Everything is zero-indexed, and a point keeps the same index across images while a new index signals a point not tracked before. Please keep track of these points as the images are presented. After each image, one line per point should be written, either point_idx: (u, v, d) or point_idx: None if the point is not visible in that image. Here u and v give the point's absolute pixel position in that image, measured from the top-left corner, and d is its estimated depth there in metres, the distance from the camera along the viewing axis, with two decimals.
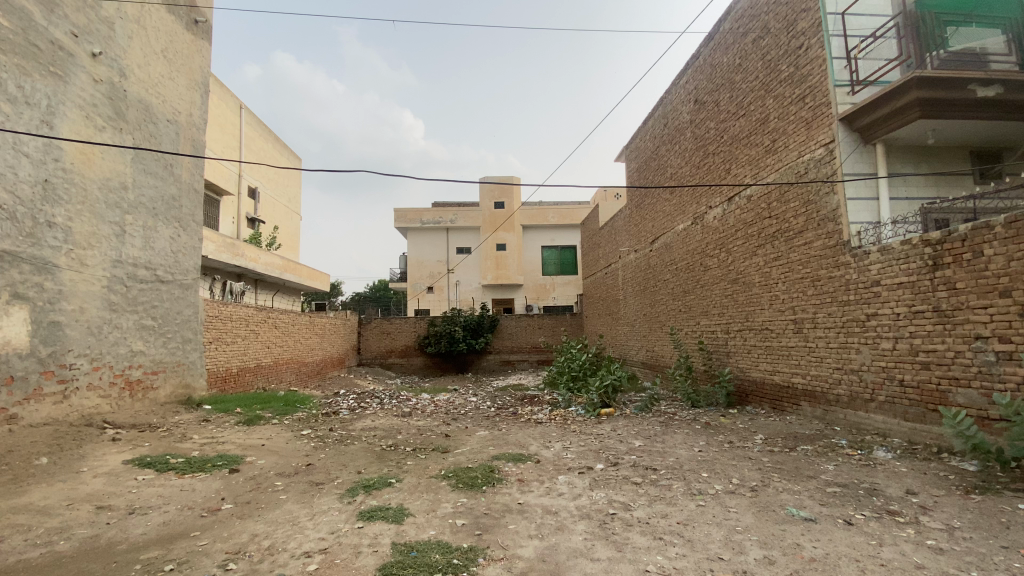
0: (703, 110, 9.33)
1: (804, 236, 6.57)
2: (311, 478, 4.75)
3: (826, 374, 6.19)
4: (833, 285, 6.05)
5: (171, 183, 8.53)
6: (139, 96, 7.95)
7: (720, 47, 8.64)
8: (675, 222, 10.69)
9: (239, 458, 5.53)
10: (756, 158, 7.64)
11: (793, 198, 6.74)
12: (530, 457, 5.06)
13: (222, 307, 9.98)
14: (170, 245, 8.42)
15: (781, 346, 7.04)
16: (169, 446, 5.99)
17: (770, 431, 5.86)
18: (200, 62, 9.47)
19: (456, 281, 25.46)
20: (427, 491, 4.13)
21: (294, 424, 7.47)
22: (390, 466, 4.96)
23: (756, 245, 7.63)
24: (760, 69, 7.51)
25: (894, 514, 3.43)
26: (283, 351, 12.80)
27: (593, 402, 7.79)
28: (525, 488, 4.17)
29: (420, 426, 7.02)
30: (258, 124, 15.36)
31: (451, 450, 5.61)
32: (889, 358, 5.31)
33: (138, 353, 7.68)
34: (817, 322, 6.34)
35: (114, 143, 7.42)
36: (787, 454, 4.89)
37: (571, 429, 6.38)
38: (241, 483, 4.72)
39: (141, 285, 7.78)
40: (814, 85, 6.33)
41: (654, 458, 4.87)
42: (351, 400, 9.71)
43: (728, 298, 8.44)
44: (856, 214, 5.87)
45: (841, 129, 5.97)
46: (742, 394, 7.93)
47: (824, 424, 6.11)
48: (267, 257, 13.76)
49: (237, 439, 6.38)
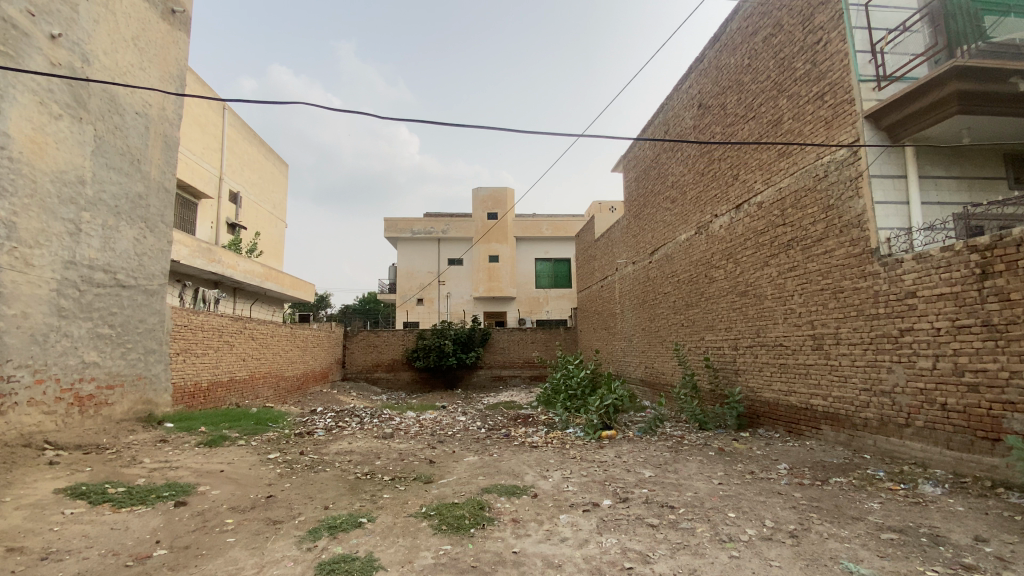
0: (708, 115, 8.86)
1: (823, 244, 6.04)
2: (268, 514, 4.04)
3: (851, 396, 5.62)
4: (859, 298, 5.51)
5: (137, 180, 7.89)
6: (103, 85, 7.34)
7: (727, 48, 8.23)
8: (677, 232, 10.18)
9: (190, 488, 4.79)
10: (769, 162, 7.14)
11: (812, 203, 6.23)
12: (526, 490, 4.38)
13: (192, 316, 9.26)
14: (134, 247, 7.73)
15: (798, 365, 6.47)
16: (113, 472, 5.24)
17: (794, 459, 5.25)
18: (176, 53, 8.89)
19: (447, 293, 24.80)
20: (403, 535, 3.45)
21: (262, 445, 6.72)
22: (363, 500, 4.26)
23: (768, 255, 7.11)
24: (772, 69, 7.07)
25: (971, 569, 2.82)
26: (259, 364, 12.01)
27: (593, 423, 7.12)
28: (520, 531, 3.51)
29: (402, 450, 6.32)
30: (240, 125, 14.75)
31: (436, 479, 4.91)
32: (927, 379, 4.75)
33: (91, 365, 6.93)
34: (840, 338, 5.78)
35: (71, 133, 6.78)
36: (821, 488, 4.25)
37: (570, 455, 5.74)
38: (184, 520, 3.99)
39: (99, 289, 7.07)
40: (834, 81, 5.88)
41: (669, 491, 4.23)
42: (329, 418, 8.94)
43: (737, 312, 7.88)
44: (885, 219, 5.34)
45: (867, 126, 5.47)
46: (753, 416, 7.33)
47: (850, 451, 5.51)
48: (247, 264, 13.05)
49: (193, 464, 5.64)
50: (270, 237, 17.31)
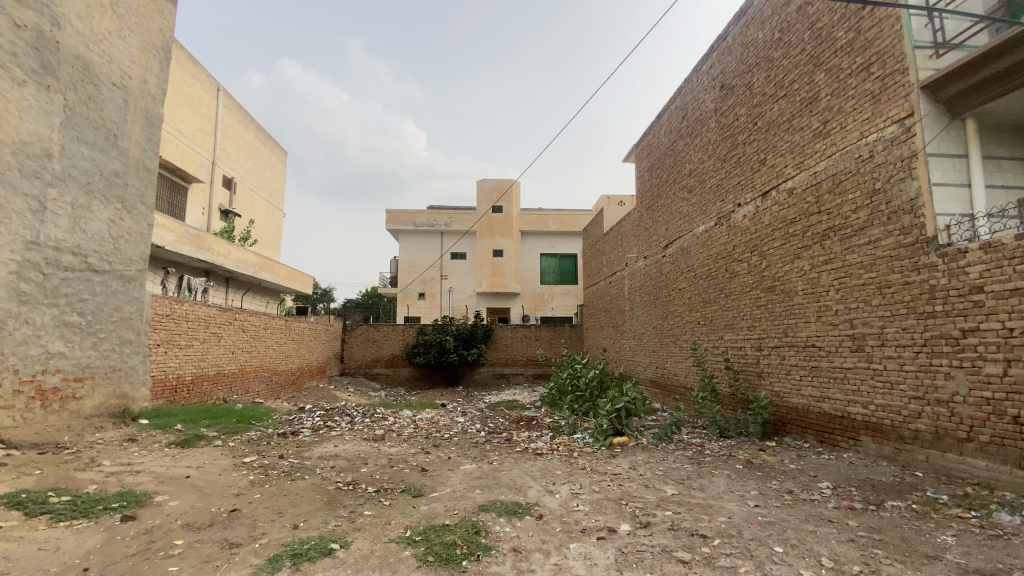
0: (731, 96, 8.18)
1: (867, 234, 5.38)
2: (226, 534, 3.44)
3: (898, 405, 4.96)
4: (910, 294, 4.84)
5: (114, 157, 7.30)
6: (75, 51, 6.76)
7: (754, 23, 7.56)
8: (694, 224, 9.52)
9: (145, 497, 4.20)
10: (802, 144, 6.45)
11: (854, 188, 5.58)
12: (530, 510, 3.76)
13: (176, 305, 8.69)
14: (108, 229, 7.14)
15: (832, 369, 5.82)
16: (64, 477, 4.66)
17: (835, 477, 4.61)
18: (160, 23, 8.30)
19: (449, 288, 24.21)
20: (380, 568, 2.84)
21: (240, 447, 6.14)
22: (340, 519, 3.64)
23: (799, 247, 6.45)
24: (808, 41, 6.38)
25: None
26: (250, 358, 11.42)
27: (603, 429, 6.51)
28: (522, 565, 2.88)
29: (393, 455, 5.72)
30: (235, 108, 14.13)
31: (427, 493, 4.28)
32: (995, 388, 4.10)
33: (57, 356, 6.37)
34: (886, 339, 5.12)
35: (37, 102, 6.21)
36: (877, 515, 3.62)
37: (579, 465, 5.14)
38: (128, 540, 3.40)
39: (66, 273, 6.50)
40: (883, 49, 5.21)
41: (697, 514, 3.61)
42: (318, 417, 8.36)
43: (762, 309, 7.22)
44: (944, 203, 4.68)
45: (923, 99, 4.79)
46: (779, 424, 6.68)
47: (897, 467, 4.85)
48: (239, 253, 12.49)
49: (157, 468, 5.04)
50: (266, 227, 16.75)
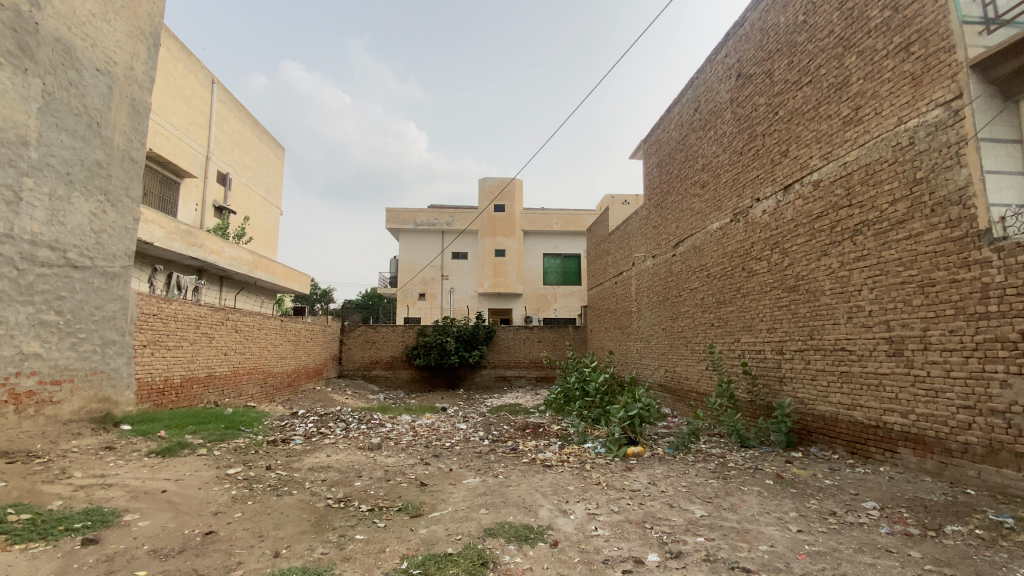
0: (749, 86, 7.77)
1: (907, 228, 4.93)
2: (196, 564, 3.01)
3: (944, 415, 4.52)
4: (958, 293, 4.41)
5: (97, 146, 6.89)
6: (56, 34, 6.37)
7: (775, 6, 7.13)
8: (708, 221, 9.08)
9: (114, 516, 3.77)
10: (830, 133, 6.03)
11: (892, 179, 5.13)
12: (543, 535, 3.32)
13: (164, 304, 8.28)
14: (90, 222, 6.72)
15: (866, 375, 5.38)
16: (28, 491, 4.22)
17: (880, 495, 4.16)
18: (147, 9, 7.91)
19: (450, 288, 23.81)
20: None
21: (225, 456, 5.69)
22: (328, 545, 3.20)
23: (827, 243, 6.01)
24: (836, 23, 5.95)
25: None
26: (244, 359, 11.01)
27: (615, 438, 6.08)
28: None
29: (390, 467, 5.28)
30: (230, 101, 13.72)
31: (426, 512, 3.84)
32: None
33: (32, 357, 5.95)
34: (929, 343, 4.68)
35: (13, 85, 5.80)
36: (939, 543, 3.18)
37: (593, 479, 4.70)
38: (85, 569, 2.97)
39: (43, 269, 6.08)
40: (926, 27, 4.78)
41: (734, 541, 3.18)
42: (311, 423, 7.94)
43: (783, 310, 6.79)
44: (998, 192, 4.23)
45: (973, 80, 4.38)
46: (805, 432, 6.25)
47: (944, 484, 4.41)
48: (233, 250, 12.09)
49: (132, 481, 4.61)
50: (262, 225, 16.34)
